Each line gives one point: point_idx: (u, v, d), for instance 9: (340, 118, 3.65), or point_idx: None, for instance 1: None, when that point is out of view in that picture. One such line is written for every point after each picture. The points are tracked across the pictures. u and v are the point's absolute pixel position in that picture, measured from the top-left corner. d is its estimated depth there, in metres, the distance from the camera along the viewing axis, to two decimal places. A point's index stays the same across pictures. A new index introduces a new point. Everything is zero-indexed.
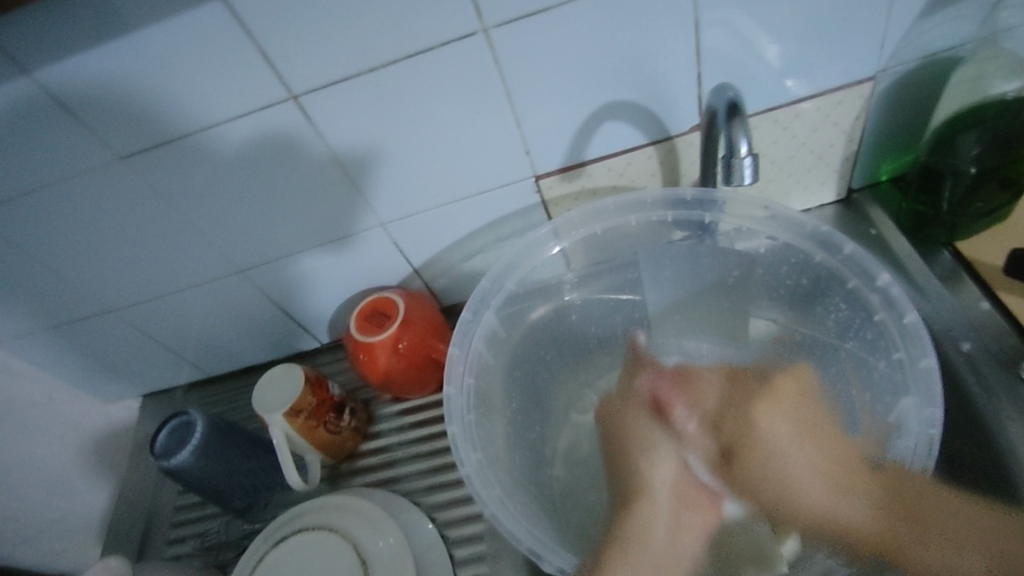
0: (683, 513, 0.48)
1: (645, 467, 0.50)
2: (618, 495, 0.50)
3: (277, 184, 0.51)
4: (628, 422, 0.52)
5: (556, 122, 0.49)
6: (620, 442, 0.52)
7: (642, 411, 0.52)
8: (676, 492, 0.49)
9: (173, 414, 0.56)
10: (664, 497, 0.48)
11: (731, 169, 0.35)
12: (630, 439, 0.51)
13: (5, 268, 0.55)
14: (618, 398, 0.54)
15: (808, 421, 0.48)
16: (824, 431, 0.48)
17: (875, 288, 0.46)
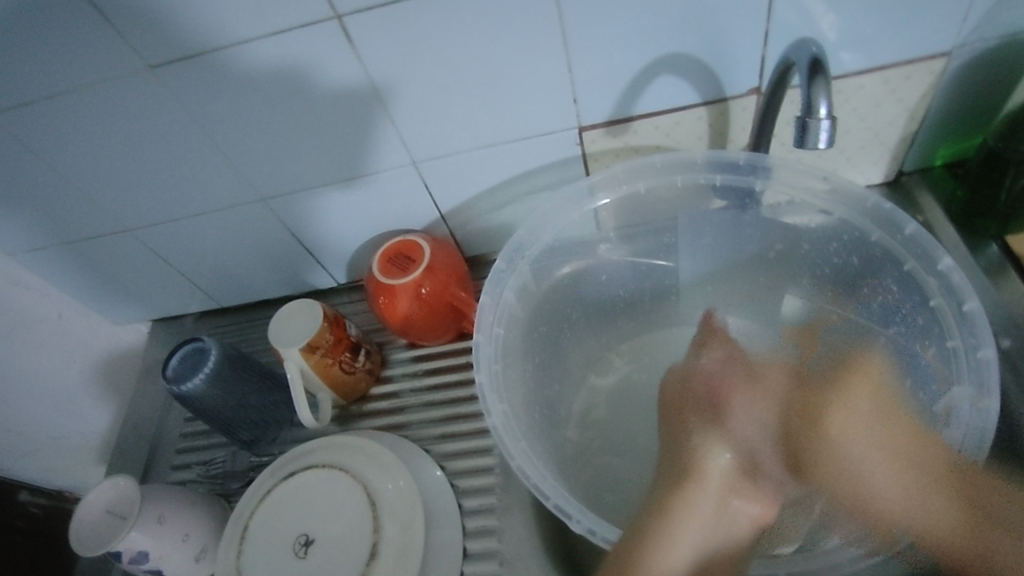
0: (732, 502, 0.45)
1: (699, 450, 0.47)
2: (666, 476, 0.47)
3: (310, 110, 0.49)
4: (686, 401, 0.51)
5: (609, 71, 0.46)
6: (677, 418, 0.51)
7: (693, 392, 0.52)
8: (728, 481, 0.46)
9: (186, 340, 0.55)
10: (715, 482, 0.46)
11: (804, 131, 0.33)
12: (688, 412, 0.51)
13: (22, 175, 0.53)
14: (677, 383, 0.53)
15: (883, 406, 0.46)
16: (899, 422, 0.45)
17: (935, 273, 0.43)
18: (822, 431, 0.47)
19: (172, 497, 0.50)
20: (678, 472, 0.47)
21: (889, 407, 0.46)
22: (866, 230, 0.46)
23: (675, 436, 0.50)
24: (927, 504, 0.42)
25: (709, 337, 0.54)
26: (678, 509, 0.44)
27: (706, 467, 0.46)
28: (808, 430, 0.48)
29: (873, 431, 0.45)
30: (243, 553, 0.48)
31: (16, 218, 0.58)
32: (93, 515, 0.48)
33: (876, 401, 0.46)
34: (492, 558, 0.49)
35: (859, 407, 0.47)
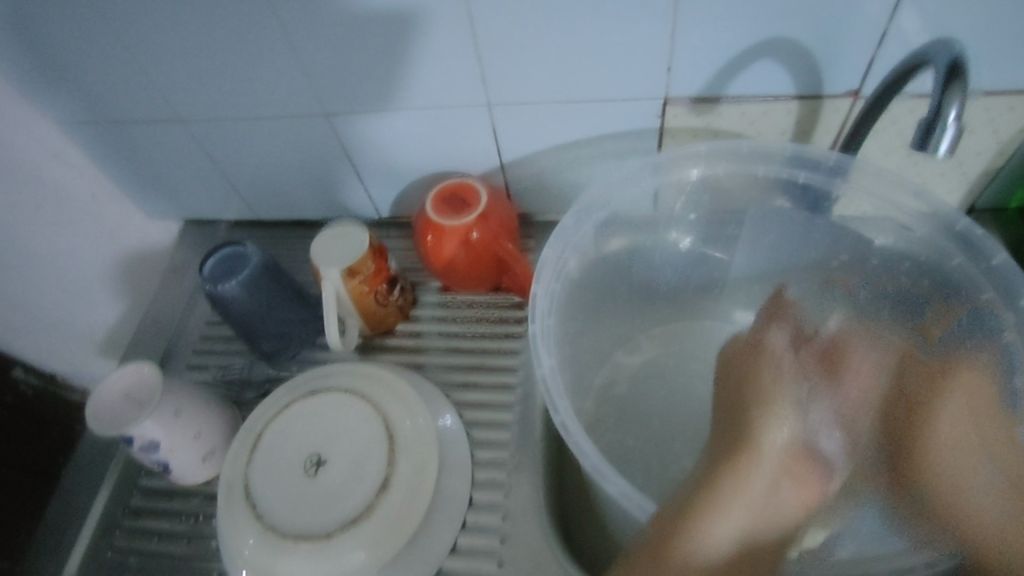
0: (785, 480, 0.42)
1: (761, 421, 0.44)
2: (721, 439, 0.44)
3: (396, 31, 0.47)
4: (750, 369, 0.48)
5: (710, 46, 0.45)
6: (739, 386, 0.47)
7: (756, 358, 0.49)
8: (786, 458, 0.43)
9: (225, 243, 0.54)
10: (771, 456, 0.42)
11: (927, 133, 0.34)
12: (750, 384, 0.47)
13: (89, 47, 0.52)
14: (741, 346, 0.51)
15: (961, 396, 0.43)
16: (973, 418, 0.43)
17: (1014, 308, 0.41)
18: (920, 432, 0.44)
19: (191, 393, 0.50)
20: (732, 441, 0.43)
21: (983, 409, 0.42)
22: (947, 255, 0.45)
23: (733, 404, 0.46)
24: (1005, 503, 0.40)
25: (780, 316, 0.52)
26: (732, 478, 0.40)
27: (764, 441, 0.42)
28: (909, 427, 0.45)
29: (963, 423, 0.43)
30: (253, 462, 0.48)
31: (73, 89, 0.56)
32: (112, 397, 0.48)
33: (971, 399, 0.43)
34: (496, 511, 0.49)
35: (952, 413, 0.43)
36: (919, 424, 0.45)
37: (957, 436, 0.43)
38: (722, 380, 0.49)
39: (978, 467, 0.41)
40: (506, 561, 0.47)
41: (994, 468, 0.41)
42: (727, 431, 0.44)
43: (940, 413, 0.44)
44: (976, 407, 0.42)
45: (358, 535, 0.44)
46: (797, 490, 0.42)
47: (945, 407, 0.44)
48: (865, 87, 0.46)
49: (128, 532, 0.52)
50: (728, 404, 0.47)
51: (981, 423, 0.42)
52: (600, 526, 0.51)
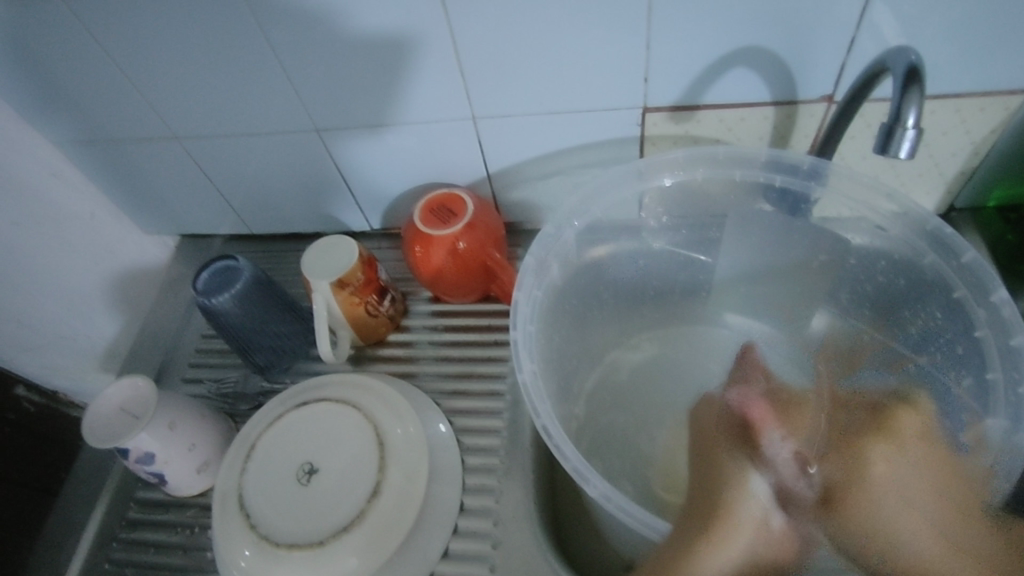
0: (757, 549, 0.43)
1: (739, 491, 0.44)
2: (693, 505, 0.45)
3: (382, 50, 0.48)
4: (721, 432, 0.48)
5: (687, 57, 0.46)
6: (712, 455, 0.47)
7: (733, 429, 0.48)
8: (760, 530, 0.43)
9: (219, 257, 0.55)
10: (751, 527, 0.43)
11: (888, 138, 0.35)
12: (718, 443, 0.48)
13: (86, 70, 0.53)
14: (717, 407, 0.50)
15: (929, 467, 0.44)
16: (943, 465, 0.43)
17: (985, 305, 0.42)
18: (861, 466, 0.46)
19: (185, 404, 0.51)
20: (707, 511, 0.44)
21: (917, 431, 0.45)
22: (922, 252, 0.46)
23: (706, 474, 0.46)
24: (937, 537, 0.42)
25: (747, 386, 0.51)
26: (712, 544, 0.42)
27: (741, 511, 0.43)
28: (848, 485, 0.45)
29: (904, 472, 0.45)
30: (246, 472, 0.49)
31: (68, 109, 0.57)
32: (108, 410, 0.49)
33: (902, 364, 0.46)
34: (487, 516, 0.49)
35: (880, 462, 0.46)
36: (860, 456, 0.46)
37: (895, 483, 0.45)
38: (697, 439, 0.50)
39: (917, 525, 0.43)
40: (497, 565, 0.47)
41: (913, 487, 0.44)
42: (697, 500, 0.45)
43: (877, 461, 0.46)
44: (940, 482, 0.43)
45: (351, 541, 0.44)
46: (778, 556, 0.43)
47: (872, 470, 0.46)
48: (838, 92, 0.47)
49: (125, 544, 0.53)
50: (700, 475, 0.47)
51: (937, 478, 0.43)
52: (591, 531, 0.51)
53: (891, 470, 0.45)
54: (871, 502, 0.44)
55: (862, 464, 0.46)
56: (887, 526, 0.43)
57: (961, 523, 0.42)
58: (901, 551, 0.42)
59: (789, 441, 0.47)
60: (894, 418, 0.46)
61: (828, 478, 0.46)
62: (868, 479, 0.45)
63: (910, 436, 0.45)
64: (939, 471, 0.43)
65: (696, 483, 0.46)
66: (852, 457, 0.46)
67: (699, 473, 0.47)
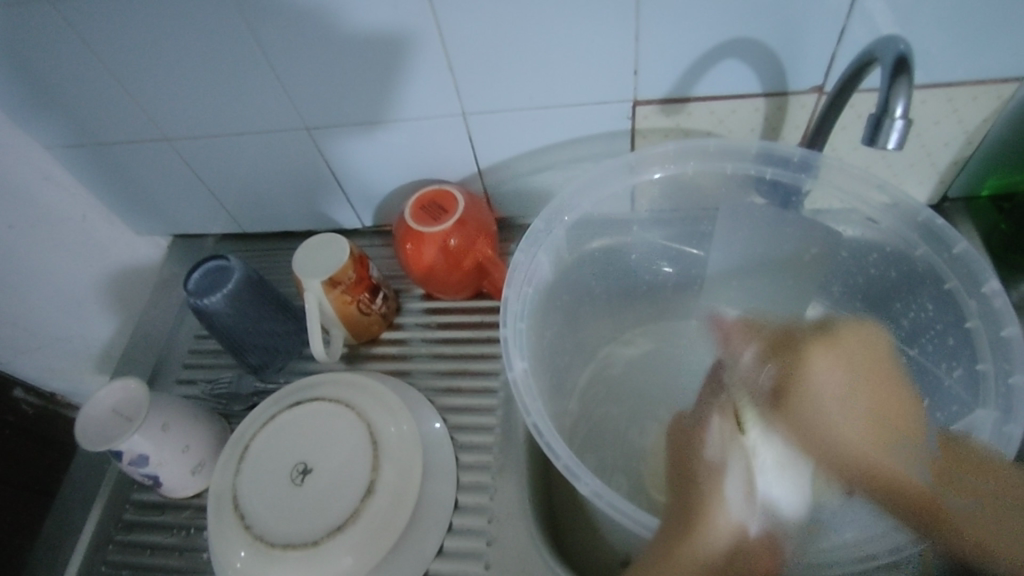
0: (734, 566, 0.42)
1: (713, 502, 0.44)
2: (673, 512, 0.45)
3: (367, 47, 0.48)
4: (688, 444, 0.48)
5: (676, 49, 0.45)
6: (684, 467, 0.47)
7: (696, 436, 0.48)
8: (734, 547, 0.43)
9: (209, 257, 0.55)
10: (726, 536, 0.43)
11: (876, 128, 0.35)
12: (687, 455, 0.48)
13: (71, 71, 0.53)
14: (689, 416, 0.51)
15: (864, 364, 0.46)
16: (881, 371, 0.45)
17: (976, 296, 0.42)
18: (807, 391, 0.46)
19: (178, 406, 0.51)
20: (686, 519, 0.43)
21: (877, 428, 0.44)
22: (914, 243, 0.46)
23: (682, 488, 0.46)
24: (880, 428, 0.44)
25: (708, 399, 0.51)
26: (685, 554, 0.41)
27: (718, 520, 0.43)
28: (792, 387, 0.46)
29: (847, 392, 0.45)
30: (240, 473, 0.49)
31: (55, 111, 0.57)
32: (100, 412, 0.49)
33: (856, 358, 0.46)
34: (481, 514, 0.49)
35: (828, 447, 0.44)
36: (806, 368, 0.47)
37: (843, 389, 0.45)
38: (671, 454, 0.50)
39: (859, 424, 0.44)
40: (492, 563, 0.47)
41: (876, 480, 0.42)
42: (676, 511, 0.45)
43: (815, 382, 0.46)
44: (874, 400, 0.44)
45: (344, 540, 0.44)
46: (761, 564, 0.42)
47: (812, 371, 0.46)
48: (829, 82, 0.46)
49: (121, 546, 0.53)
50: (676, 492, 0.47)
51: (882, 405, 0.44)
52: (587, 526, 0.51)
53: (834, 376, 0.46)
54: (820, 407, 0.45)
55: (806, 388, 0.46)
56: (838, 435, 0.44)
57: (897, 420, 0.44)
58: (832, 438, 0.44)
59: (749, 389, 0.48)
60: (834, 334, 0.47)
61: (781, 376, 0.47)
62: (813, 377, 0.46)
63: (853, 348, 0.46)
64: (878, 398, 0.44)
65: (673, 500, 0.46)
66: (795, 366, 0.47)
67: (676, 488, 0.47)
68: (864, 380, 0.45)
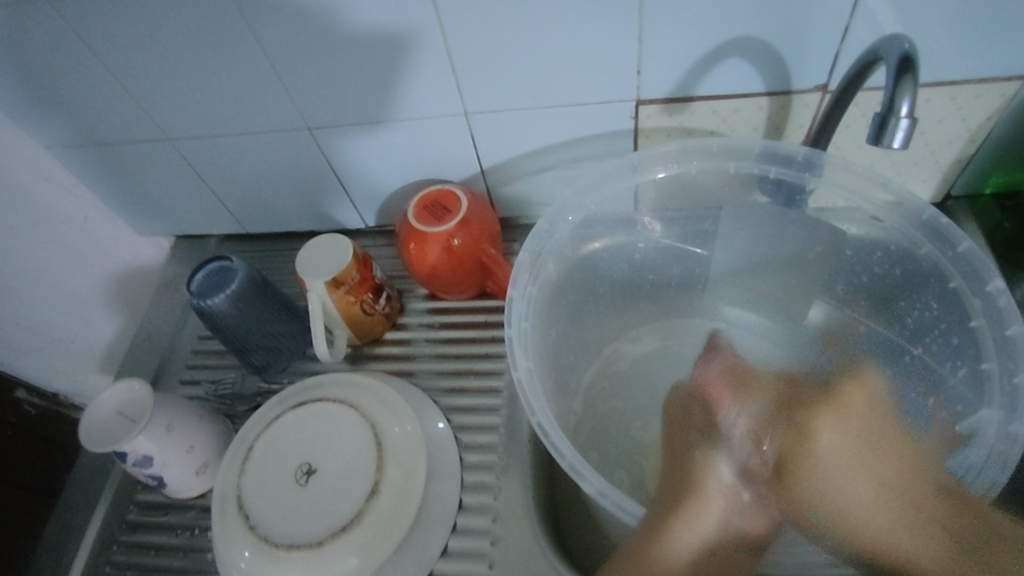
0: (730, 529, 0.45)
1: (706, 465, 0.47)
2: (669, 479, 0.47)
3: (370, 47, 0.48)
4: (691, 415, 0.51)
5: (679, 47, 0.45)
6: (678, 433, 0.50)
7: (692, 404, 0.51)
8: (729, 502, 0.46)
9: (213, 258, 0.55)
10: (721, 500, 0.45)
11: (882, 128, 0.35)
12: (682, 419, 0.51)
13: (74, 72, 0.53)
14: (683, 388, 0.53)
15: (874, 433, 0.46)
16: (888, 441, 0.45)
17: (981, 294, 0.42)
18: (808, 436, 0.47)
19: (182, 407, 0.51)
20: (684, 486, 0.46)
21: (880, 423, 0.46)
22: (918, 242, 0.46)
23: (676, 453, 0.49)
24: (891, 509, 0.43)
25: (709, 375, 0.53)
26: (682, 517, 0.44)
27: (711, 481, 0.46)
28: (791, 452, 0.48)
29: (852, 436, 0.46)
30: (245, 473, 0.49)
31: (57, 112, 0.57)
32: (105, 413, 0.49)
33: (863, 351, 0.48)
34: (485, 513, 0.50)
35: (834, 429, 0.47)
36: (807, 427, 0.47)
37: (842, 446, 0.46)
38: (665, 419, 0.52)
39: (869, 492, 0.44)
40: (496, 562, 0.47)
41: (880, 472, 0.44)
42: (671, 475, 0.47)
43: (817, 450, 0.47)
44: (882, 470, 0.44)
45: (349, 541, 0.44)
46: (751, 528, 0.45)
47: (816, 442, 0.47)
48: (832, 81, 0.46)
49: (126, 546, 0.53)
50: (671, 452, 0.49)
51: (878, 442, 0.45)
52: (591, 526, 0.51)
53: (835, 442, 0.46)
54: (818, 474, 0.46)
55: (807, 460, 0.47)
56: (838, 504, 0.44)
57: (915, 489, 0.43)
58: (861, 526, 0.43)
59: (744, 415, 0.50)
60: (844, 393, 0.47)
61: (782, 446, 0.48)
62: (814, 448, 0.47)
63: (860, 410, 0.46)
64: (881, 450, 0.45)
65: (668, 463, 0.49)
66: (797, 428, 0.48)
67: (671, 450, 0.49)
68: (868, 441, 0.46)
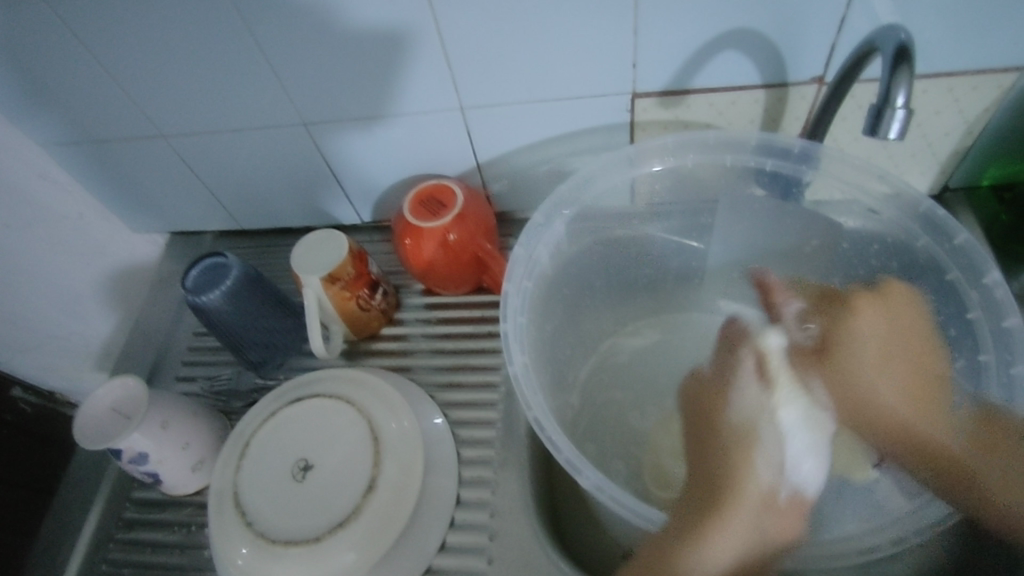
0: (768, 526, 0.42)
1: (744, 467, 0.43)
2: (697, 483, 0.44)
3: (364, 41, 0.48)
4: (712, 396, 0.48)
5: (676, 40, 0.45)
6: (705, 433, 0.47)
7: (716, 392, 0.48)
8: (766, 501, 0.42)
9: (208, 254, 0.55)
10: (758, 502, 0.42)
11: (877, 119, 0.35)
12: (707, 417, 0.48)
13: (66, 68, 0.52)
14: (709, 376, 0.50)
15: (903, 330, 0.45)
16: (917, 342, 0.45)
17: (978, 286, 0.42)
18: (851, 327, 0.46)
19: (177, 404, 0.51)
20: (712, 495, 0.43)
21: (912, 323, 0.45)
22: (915, 235, 0.45)
23: (703, 454, 0.46)
24: (915, 397, 0.44)
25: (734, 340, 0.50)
26: (716, 528, 0.41)
27: (748, 483, 0.42)
28: (834, 337, 0.47)
29: (885, 342, 0.45)
30: (242, 470, 0.49)
31: (49, 109, 0.56)
32: (99, 411, 0.49)
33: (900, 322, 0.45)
34: (483, 508, 0.49)
35: (867, 396, 0.45)
36: (848, 325, 0.46)
37: (882, 332, 0.45)
38: (688, 416, 0.49)
39: (899, 388, 0.44)
40: (495, 557, 0.47)
41: (901, 381, 0.44)
42: (699, 483, 0.44)
43: (859, 335, 0.46)
44: (912, 390, 0.44)
45: (347, 536, 0.44)
46: (786, 529, 0.42)
47: (857, 325, 0.46)
48: (829, 74, 0.46)
49: (123, 544, 0.53)
50: (699, 455, 0.46)
51: (912, 353, 0.44)
52: (589, 520, 0.51)
53: (878, 327, 0.46)
54: (862, 379, 0.46)
55: (852, 342, 0.46)
56: (872, 391, 0.45)
57: (930, 386, 0.44)
58: (882, 398, 0.45)
59: (801, 301, 0.49)
60: (855, 298, 0.47)
61: (825, 334, 0.47)
62: (853, 329, 0.46)
63: (898, 302, 0.45)
64: (912, 354, 0.45)
65: (694, 461, 0.46)
66: (840, 316, 0.47)
67: (695, 450, 0.47)
68: (899, 323, 0.45)
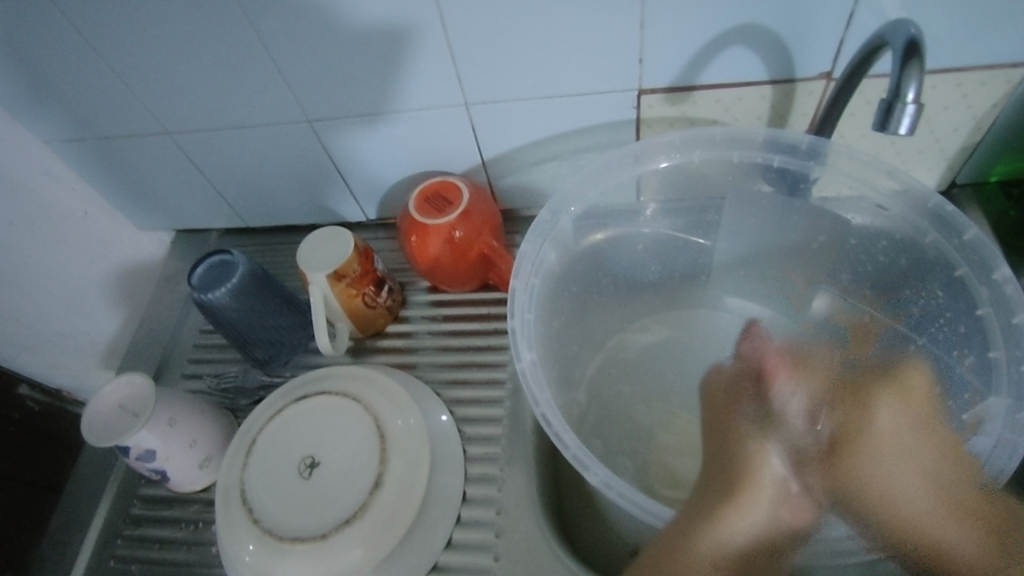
0: (779, 515, 0.42)
1: (756, 457, 0.44)
2: (715, 470, 0.46)
3: (371, 37, 0.47)
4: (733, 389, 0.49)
5: (682, 36, 0.45)
6: (727, 423, 0.47)
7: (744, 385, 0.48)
8: (778, 492, 0.43)
9: (213, 252, 0.55)
10: (771, 492, 0.43)
11: (887, 115, 0.35)
12: (728, 406, 0.48)
13: (72, 65, 0.52)
14: (732, 372, 0.50)
15: (921, 417, 0.44)
16: (934, 427, 0.43)
17: (987, 282, 0.42)
18: (865, 416, 0.45)
19: (184, 401, 0.51)
20: (727, 481, 0.44)
21: (931, 420, 0.43)
22: (924, 231, 0.45)
23: (722, 444, 0.47)
24: (937, 497, 0.41)
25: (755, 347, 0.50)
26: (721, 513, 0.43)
27: (761, 473, 0.43)
28: (850, 421, 0.45)
29: (904, 436, 0.43)
30: (248, 467, 0.49)
31: (55, 106, 0.57)
32: (107, 408, 0.49)
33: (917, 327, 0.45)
34: (490, 505, 0.49)
35: (886, 418, 0.44)
36: (865, 408, 0.45)
37: (897, 431, 0.44)
38: (711, 406, 0.50)
39: (917, 481, 0.42)
40: (501, 554, 0.47)
41: (926, 467, 0.42)
42: (716, 474, 0.45)
43: (877, 425, 0.44)
44: (935, 462, 0.42)
45: (354, 533, 0.44)
46: (796, 519, 0.42)
47: (874, 415, 0.45)
48: (836, 69, 0.46)
49: (130, 540, 0.53)
50: (719, 447, 0.47)
51: (923, 425, 0.43)
52: (596, 517, 0.51)
53: (892, 418, 0.44)
54: (874, 463, 0.43)
55: (867, 435, 0.44)
56: (878, 485, 0.42)
57: (952, 470, 0.41)
58: (896, 504, 0.42)
59: (809, 381, 0.47)
60: (904, 375, 0.45)
61: (839, 416, 0.45)
62: (872, 424, 0.44)
63: (919, 397, 0.44)
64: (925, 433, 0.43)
65: (712, 451, 0.47)
66: (858, 410, 0.45)
67: (716, 440, 0.47)
68: (921, 427, 0.43)
